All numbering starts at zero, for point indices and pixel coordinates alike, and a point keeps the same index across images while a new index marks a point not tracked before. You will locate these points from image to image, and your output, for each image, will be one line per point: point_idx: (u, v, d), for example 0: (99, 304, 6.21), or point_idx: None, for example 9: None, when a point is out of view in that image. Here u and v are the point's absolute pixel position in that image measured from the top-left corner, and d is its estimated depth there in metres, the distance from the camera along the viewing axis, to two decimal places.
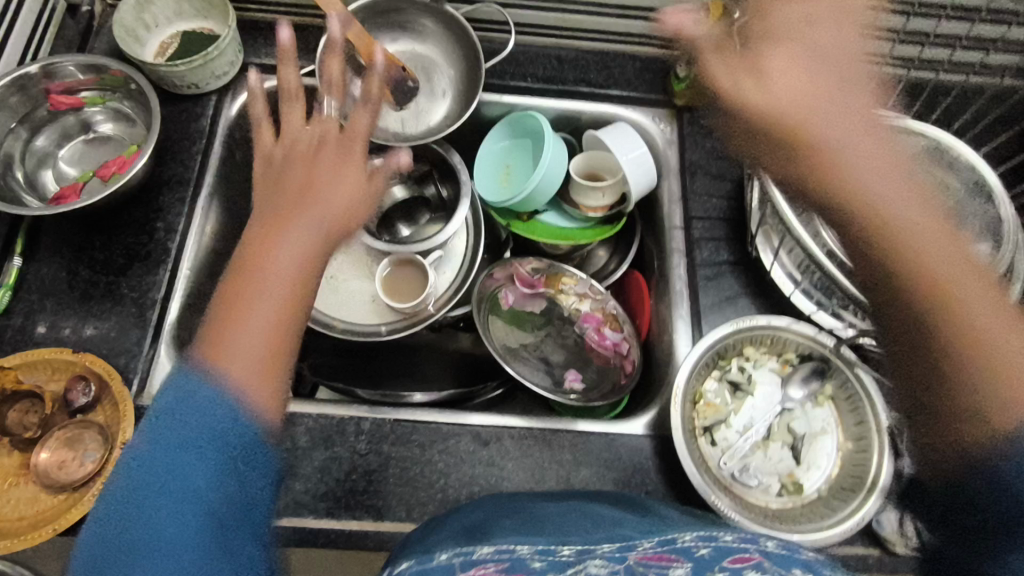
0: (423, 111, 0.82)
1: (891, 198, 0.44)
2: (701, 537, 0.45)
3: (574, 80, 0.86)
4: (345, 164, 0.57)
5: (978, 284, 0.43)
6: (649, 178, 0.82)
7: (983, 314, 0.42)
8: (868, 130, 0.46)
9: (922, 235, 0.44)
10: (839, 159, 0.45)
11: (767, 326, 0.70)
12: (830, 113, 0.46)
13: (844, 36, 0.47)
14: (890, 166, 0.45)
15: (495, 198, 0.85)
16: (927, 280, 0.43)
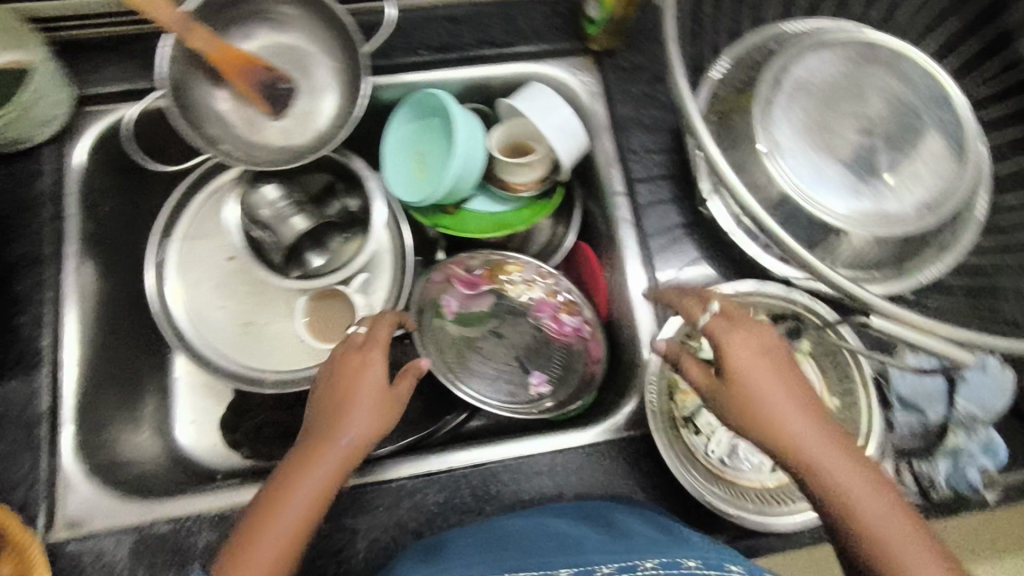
0: (308, 114, 0.69)
1: (803, 431, 0.48)
2: (663, 564, 0.46)
3: (473, 42, 0.73)
4: (379, 366, 0.58)
5: (869, 480, 0.47)
6: (579, 141, 0.72)
7: (871, 508, 0.46)
8: (786, 379, 0.51)
9: (845, 474, 0.47)
10: (765, 408, 0.49)
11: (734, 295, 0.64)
12: (749, 368, 0.50)
13: (763, 338, 0.52)
14: (831, 435, 0.49)
15: (413, 197, 0.74)
16: (860, 527, 0.46)
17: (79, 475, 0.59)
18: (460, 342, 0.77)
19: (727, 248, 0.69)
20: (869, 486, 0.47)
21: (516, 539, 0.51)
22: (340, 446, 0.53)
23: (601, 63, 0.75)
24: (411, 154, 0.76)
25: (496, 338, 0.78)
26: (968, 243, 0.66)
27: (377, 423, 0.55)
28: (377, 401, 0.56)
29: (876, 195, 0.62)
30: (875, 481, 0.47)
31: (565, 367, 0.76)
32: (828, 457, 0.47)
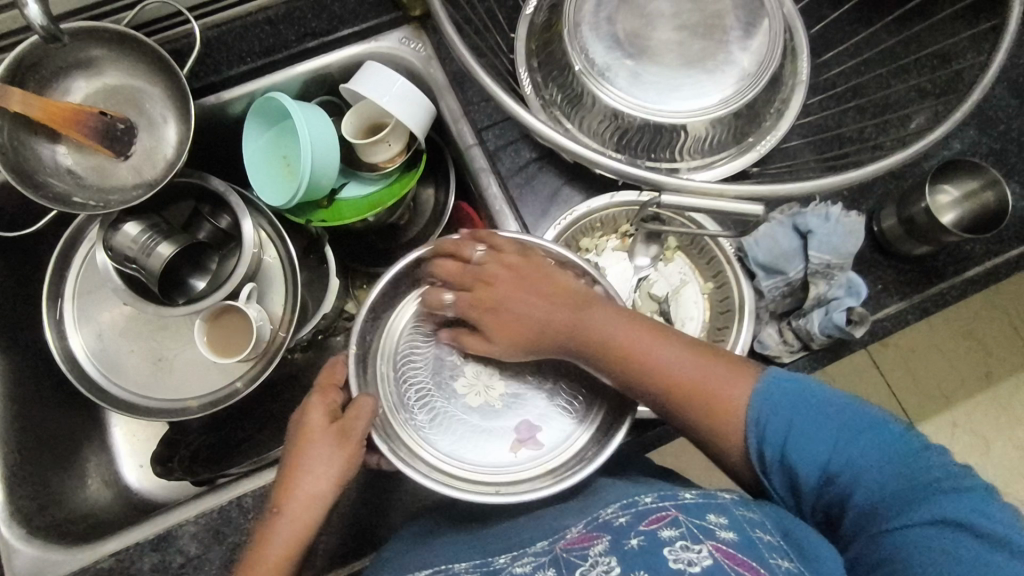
0: (153, 148, 0.71)
1: (607, 325, 0.58)
2: (622, 506, 0.51)
3: (296, 38, 0.75)
4: (325, 441, 0.56)
5: (672, 347, 0.57)
6: (422, 107, 0.74)
7: (698, 377, 0.55)
8: (595, 305, 0.59)
9: (659, 346, 0.57)
10: (591, 325, 0.59)
11: (591, 212, 0.66)
12: (538, 304, 0.61)
13: (567, 279, 0.62)
14: (644, 325, 0.58)
15: (280, 199, 0.75)
16: (679, 379, 0.56)
17: (18, 540, 0.62)
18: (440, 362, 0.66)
19: (581, 169, 0.71)
20: (681, 352, 0.57)
21: (504, 534, 0.57)
22: (292, 504, 0.55)
23: (424, 26, 0.76)
24: (273, 158, 0.77)
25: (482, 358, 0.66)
26: (798, 101, 0.69)
27: (330, 463, 0.56)
28: (326, 441, 0.56)
29: (695, 86, 0.65)
30: (689, 348, 0.57)
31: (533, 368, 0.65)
32: (666, 358, 0.56)
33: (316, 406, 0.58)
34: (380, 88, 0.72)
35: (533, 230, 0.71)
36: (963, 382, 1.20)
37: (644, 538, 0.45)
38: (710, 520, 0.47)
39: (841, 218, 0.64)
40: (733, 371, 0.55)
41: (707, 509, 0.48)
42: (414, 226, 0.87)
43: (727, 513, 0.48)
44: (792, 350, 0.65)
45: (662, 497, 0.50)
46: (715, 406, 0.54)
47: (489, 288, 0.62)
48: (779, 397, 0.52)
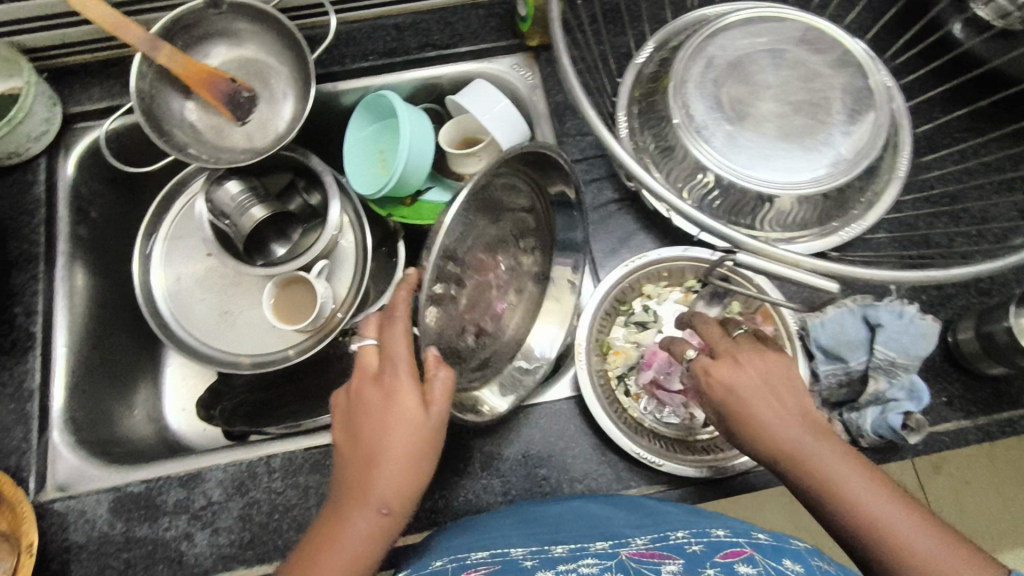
0: (269, 119, 0.76)
1: (837, 464, 0.46)
2: (694, 534, 0.50)
3: (417, 46, 0.80)
4: (417, 420, 0.50)
5: (909, 519, 0.43)
6: (519, 130, 0.77)
7: (935, 563, 0.41)
8: (833, 441, 0.47)
9: (888, 510, 0.44)
10: (820, 459, 0.46)
11: (658, 261, 0.67)
12: (773, 421, 0.49)
13: (767, 407, 0.49)
14: (879, 478, 0.45)
15: (371, 189, 0.80)
16: (903, 557, 0.42)
17: (64, 446, 0.65)
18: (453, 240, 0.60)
19: (658, 219, 0.72)
20: (918, 530, 0.43)
21: (553, 523, 0.56)
22: (378, 501, 0.48)
23: (537, 57, 0.80)
24: (371, 152, 0.82)
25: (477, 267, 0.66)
26: (891, 197, 0.69)
27: (428, 449, 0.50)
28: (425, 423, 0.50)
29: (789, 158, 0.65)
30: (929, 527, 0.43)
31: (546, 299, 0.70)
32: (911, 533, 0.43)
33: (404, 379, 0.50)
34: (485, 105, 0.76)
35: (599, 268, 0.73)
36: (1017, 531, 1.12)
37: (718, 569, 0.44)
38: (786, 564, 0.44)
39: (917, 318, 0.62)
40: (984, 573, 0.41)
41: (786, 555, 0.45)
42: None
43: (803, 563, 0.45)
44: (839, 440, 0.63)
45: (735, 535, 0.49)
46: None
47: (715, 366, 0.51)
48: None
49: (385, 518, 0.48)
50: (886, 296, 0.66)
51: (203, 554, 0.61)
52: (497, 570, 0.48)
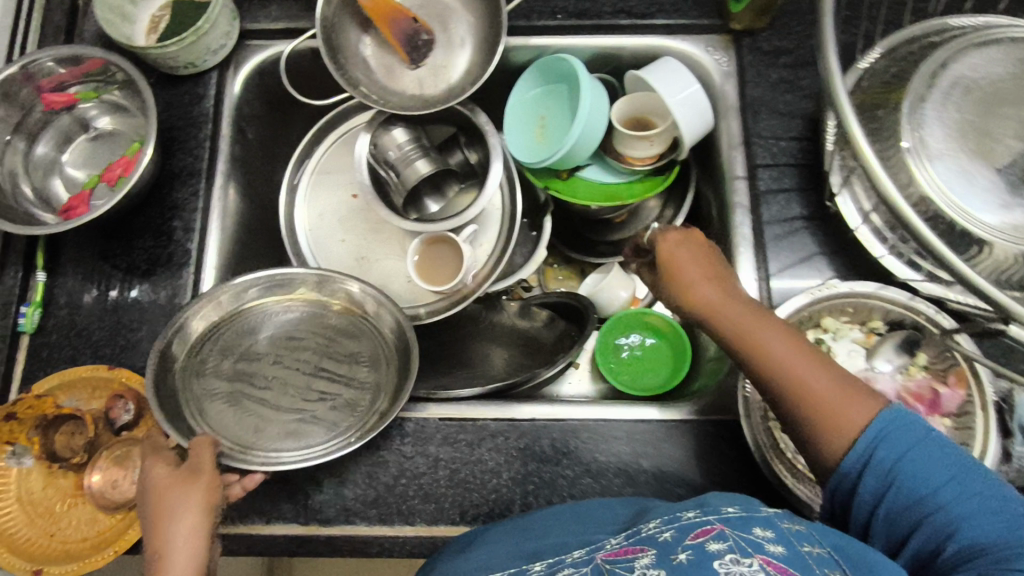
0: (442, 67, 0.72)
1: (752, 324, 0.50)
2: (665, 521, 0.44)
3: (610, 12, 0.74)
4: (167, 487, 0.51)
5: (807, 359, 0.47)
6: (704, 119, 0.71)
7: (825, 390, 0.46)
8: (757, 310, 0.52)
9: (794, 357, 0.48)
10: (742, 321, 0.51)
11: (849, 293, 0.62)
12: (689, 278, 0.56)
13: (707, 283, 0.55)
14: (791, 334, 0.50)
15: (531, 158, 0.76)
16: (802, 392, 0.46)
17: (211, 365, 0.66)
18: (294, 338, 0.69)
19: (849, 246, 0.65)
20: (817, 368, 0.47)
21: (550, 526, 0.52)
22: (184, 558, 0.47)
23: (738, 43, 0.73)
24: (534, 117, 0.78)
25: (282, 382, 0.66)
26: None
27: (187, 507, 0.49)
28: (176, 487, 0.50)
29: None
30: (825, 366, 0.47)
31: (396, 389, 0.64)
32: (787, 356, 0.48)
33: (155, 466, 0.53)
34: (673, 87, 0.70)
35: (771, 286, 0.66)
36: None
37: (691, 553, 0.39)
38: (758, 533, 0.40)
39: None
40: (851, 389, 0.45)
41: (755, 522, 0.41)
42: (628, 232, 0.85)
43: (774, 529, 0.40)
44: None
45: (707, 511, 0.44)
46: (830, 418, 0.45)
47: (672, 247, 0.58)
48: (884, 422, 0.43)
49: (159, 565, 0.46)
50: None
51: (327, 502, 0.60)
52: None
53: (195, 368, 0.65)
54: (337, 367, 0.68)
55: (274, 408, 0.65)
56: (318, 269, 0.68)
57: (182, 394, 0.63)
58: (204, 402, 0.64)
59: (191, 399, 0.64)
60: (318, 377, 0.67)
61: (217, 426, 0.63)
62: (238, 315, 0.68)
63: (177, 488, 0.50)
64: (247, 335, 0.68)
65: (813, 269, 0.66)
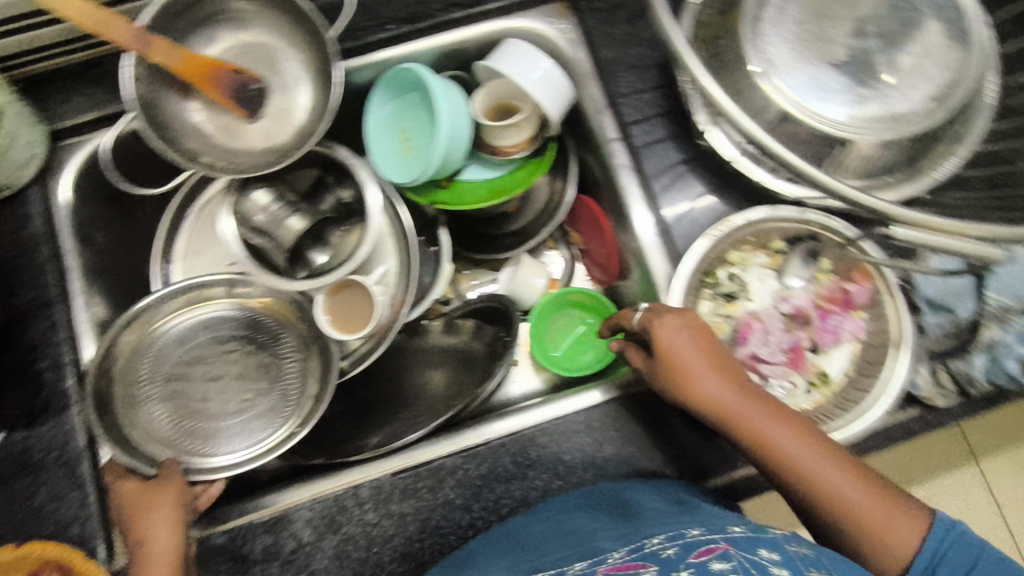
0: (285, 110, 0.67)
1: (784, 438, 0.53)
2: (669, 537, 0.47)
3: (442, 8, 0.71)
4: (150, 492, 0.56)
5: (838, 470, 0.52)
6: (563, 93, 0.70)
7: (862, 503, 0.51)
8: (781, 420, 0.54)
9: (829, 471, 0.52)
10: (772, 438, 0.53)
11: (747, 225, 0.63)
12: (708, 382, 0.55)
13: (725, 392, 0.55)
14: (817, 441, 0.53)
15: (407, 178, 0.72)
16: (843, 509, 0.51)
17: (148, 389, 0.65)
18: (217, 339, 0.68)
19: (731, 177, 0.66)
20: (847, 478, 0.52)
21: (539, 536, 0.53)
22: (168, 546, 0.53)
23: (575, 7, 0.72)
24: (396, 133, 0.74)
25: (214, 384, 0.67)
26: (980, 129, 0.64)
27: (170, 502, 0.56)
28: (151, 490, 0.56)
29: (882, 97, 0.61)
30: (852, 473, 0.52)
31: (325, 378, 0.67)
32: (818, 470, 0.52)
33: (124, 480, 0.58)
34: (523, 69, 0.68)
35: (673, 236, 0.66)
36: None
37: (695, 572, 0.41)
38: (763, 555, 0.43)
39: None
40: (889, 503, 0.51)
41: (760, 544, 0.44)
42: (525, 217, 0.84)
43: (779, 550, 0.44)
44: (948, 395, 0.61)
45: (711, 530, 0.46)
46: (878, 538, 0.50)
47: (677, 352, 0.57)
48: (941, 542, 0.49)
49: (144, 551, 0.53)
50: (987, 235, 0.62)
51: None
52: None
53: (126, 385, 0.64)
54: (266, 361, 0.69)
55: (211, 416, 0.66)
56: (227, 274, 0.66)
57: (122, 417, 0.63)
58: (137, 403, 0.64)
59: (130, 420, 0.63)
60: (248, 379, 0.68)
61: (156, 435, 0.64)
62: (158, 332, 0.66)
63: (155, 497, 0.56)
64: (167, 354, 0.67)
65: (706, 208, 0.67)
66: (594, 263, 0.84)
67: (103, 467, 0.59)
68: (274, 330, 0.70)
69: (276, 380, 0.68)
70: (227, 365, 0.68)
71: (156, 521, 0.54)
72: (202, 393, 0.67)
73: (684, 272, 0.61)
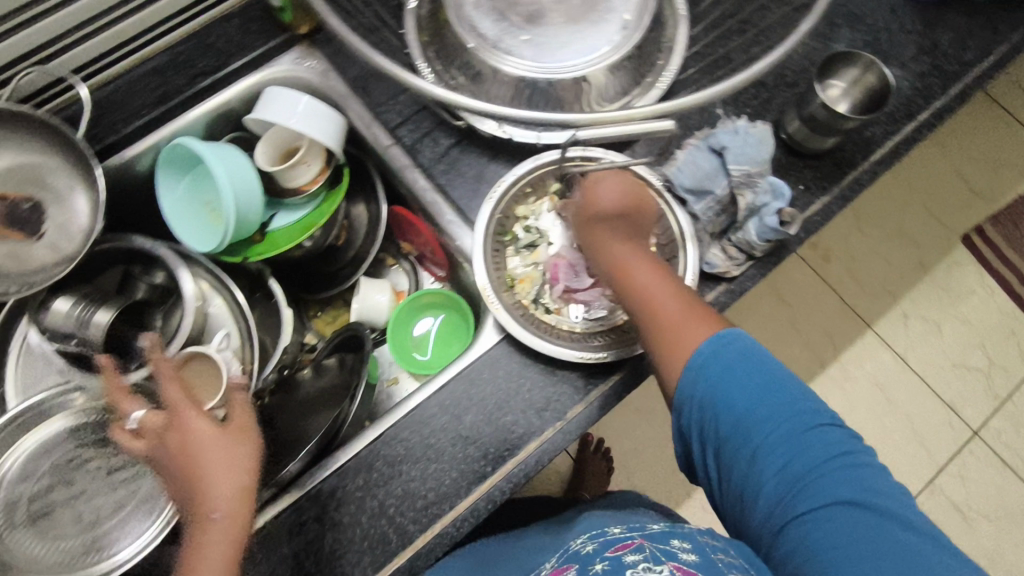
0: (66, 220, 0.68)
1: (638, 269, 0.60)
2: (591, 536, 0.61)
3: (188, 81, 0.74)
4: (230, 453, 0.55)
5: (676, 306, 0.58)
6: (332, 119, 0.73)
7: (681, 328, 0.56)
8: (653, 263, 0.61)
9: (669, 304, 0.58)
10: (625, 268, 0.61)
11: (517, 181, 0.69)
12: (601, 213, 0.64)
13: (610, 228, 0.63)
14: (677, 288, 0.59)
15: (213, 245, 0.73)
16: (658, 332, 0.57)
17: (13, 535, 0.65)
18: (65, 462, 0.68)
19: (498, 144, 0.73)
20: (682, 313, 0.57)
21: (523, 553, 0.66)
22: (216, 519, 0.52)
23: (313, 42, 0.77)
24: (200, 208, 0.75)
25: (83, 501, 0.68)
26: (683, 35, 0.72)
27: (240, 458, 0.55)
28: (219, 446, 0.54)
29: (583, 38, 0.68)
30: (693, 312, 0.57)
31: None
32: (658, 299, 0.58)
33: (201, 432, 0.55)
34: (286, 109, 0.71)
35: (467, 212, 0.72)
36: (903, 275, 1.41)
37: (609, 563, 0.54)
38: (675, 544, 0.55)
39: (749, 129, 0.67)
40: (696, 321, 0.56)
41: (671, 536, 0.57)
42: (354, 246, 0.86)
43: (689, 539, 0.55)
44: (737, 262, 0.68)
45: (631, 529, 0.61)
46: (672, 354, 0.56)
47: (596, 186, 0.64)
48: (719, 350, 0.54)
49: (223, 522, 0.52)
50: (719, 119, 0.73)
51: None
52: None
53: None
54: (125, 458, 0.70)
55: (90, 526, 0.67)
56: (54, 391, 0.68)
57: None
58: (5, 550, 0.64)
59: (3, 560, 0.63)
60: (116, 477, 0.69)
61: (43, 563, 0.64)
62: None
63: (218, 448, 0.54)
64: (26, 481, 0.67)
65: (489, 178, 0.72)
66: (432, 263, 0.87)
67: None
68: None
69: (141, 470, 0.69)
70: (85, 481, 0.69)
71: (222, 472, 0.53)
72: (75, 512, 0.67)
73: (479, 239, 0.67)
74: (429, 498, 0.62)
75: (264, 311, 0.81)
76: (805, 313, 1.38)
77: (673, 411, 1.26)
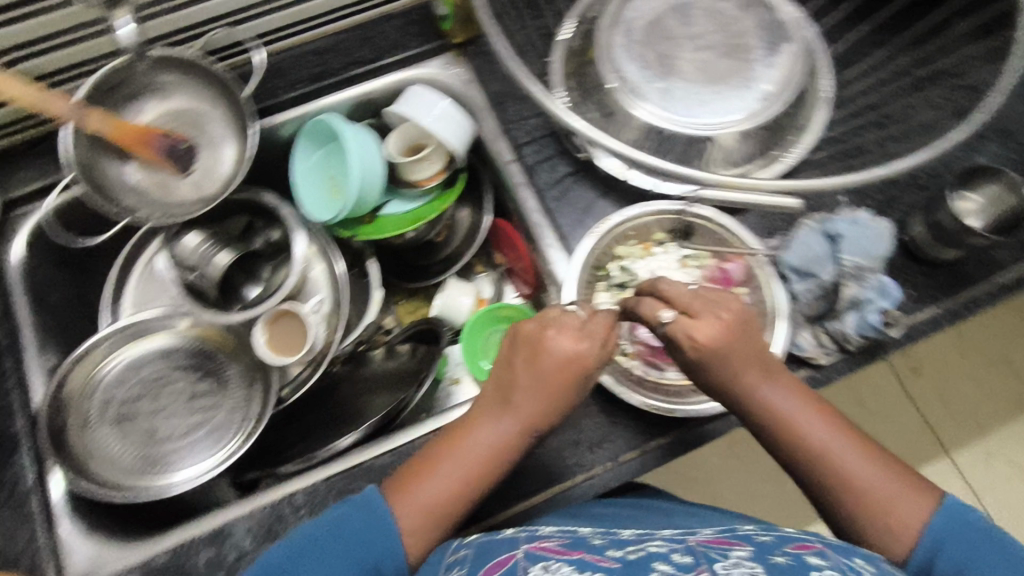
0: (212, 165, 0.76)
1: (812, 426, 0.56)
2: (765, 529, 0.54)
3: (344, 65, 0.81)
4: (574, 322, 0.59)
5: (865, 464, 0.55)
6: (463, 127, 0.77)
7: (876, 485, 0.54)
8: (824, 417, 0.57)
9: (853, 459, 0.55)
10: (795, 423, 0.56)
11: (623, 222, 0.71)
12: (752, 374, 0.57)
13: (765, 380, 0.57)
14: (852, 436, 0.57)
15: (330, 215, 0.78)
16: (854, 493, 0.55)
17: (96, 430, 0.71)
18: (156, 377, 0.75)
19: (613, 182, 0.75)
20: (873, 469, 0.55)
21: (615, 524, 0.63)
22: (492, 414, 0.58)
23: (464, 53, 0.82)
24: (324, 178, 0.80)
25: (161, 417, 0.74)
26: (820, 118, 0.73)
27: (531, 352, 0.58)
28: (518, 351, 0.58)
29: (724, 98, 0.69)
30: (879, 465, 0.56)
31: (267, 394, 0.73)
32: (848, 463, 0.55)
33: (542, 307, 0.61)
34: (425, 109, 0.76)
35: (568, 239, 0.74)
36: (997, 409, 1.31)
37: (791, 558, 0.47)
38: (857, 563, 0.49)
39: (871, 221, 0.66)
40: (902, 485, 0.54)
41: (852, 553, 0.50)
42: (451, 245, 0.90)
43: (872, 562, 0.49)
44: (827, 351, 0.66)
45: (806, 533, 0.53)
46: (885, 521, 0.53)
47: (693, 320, 0.57)
48: (950, 522, 0.52)
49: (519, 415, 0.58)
50: (840, 206, 0.72)
51: None
52: (567, 543, 0.53)
53: (79, 424, 0.70)
54: (205, 389, 0.75)
55: (161, 441, 0.72)
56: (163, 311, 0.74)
57: (77, 451, 0.69)
58: (87, 439, 0.70)
59: (82, 448, 0.69)
60: (193, 403, 0.75)
61: (113, 461, 0.70)
62: (97, 378, 0.73)
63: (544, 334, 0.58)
64: (121, 384, 0.74)
65: (597, 212, 0.74)
66: (519, 279, 0.89)
67: (55, 498, 0.65)
68: (220, 361, 0.77)
69: (216, 403, 0.75)
70: (168, 399, 0.75)
71: (544, 350, 0.57)
72: (152, 425, 0.73)
73: (574, 268, 0.69)
74: (471, 500, 0.64)
75: (356, 286, 0.86)
76: (878, 421, 1.31)
77: (714, 483, 1.22)
